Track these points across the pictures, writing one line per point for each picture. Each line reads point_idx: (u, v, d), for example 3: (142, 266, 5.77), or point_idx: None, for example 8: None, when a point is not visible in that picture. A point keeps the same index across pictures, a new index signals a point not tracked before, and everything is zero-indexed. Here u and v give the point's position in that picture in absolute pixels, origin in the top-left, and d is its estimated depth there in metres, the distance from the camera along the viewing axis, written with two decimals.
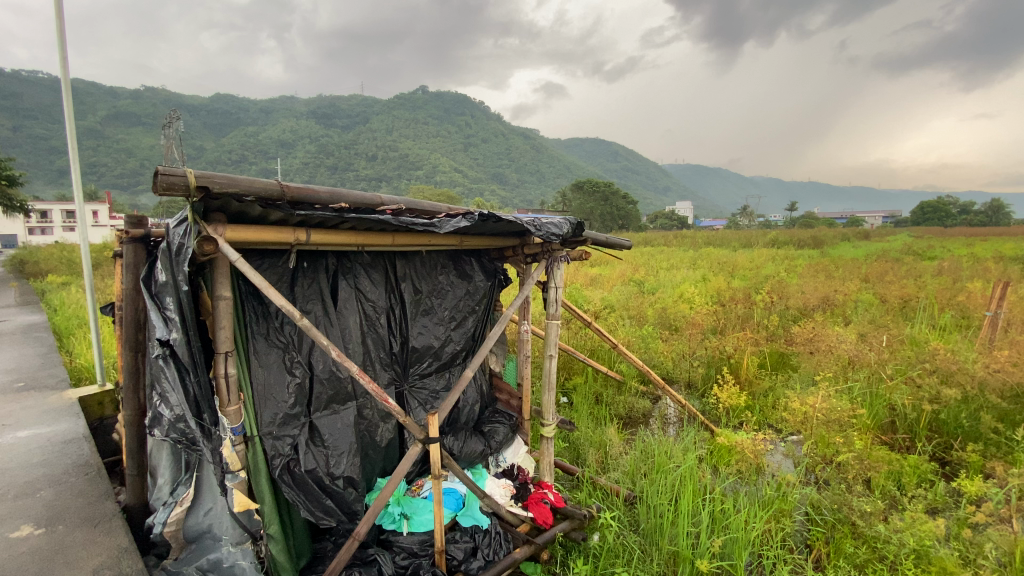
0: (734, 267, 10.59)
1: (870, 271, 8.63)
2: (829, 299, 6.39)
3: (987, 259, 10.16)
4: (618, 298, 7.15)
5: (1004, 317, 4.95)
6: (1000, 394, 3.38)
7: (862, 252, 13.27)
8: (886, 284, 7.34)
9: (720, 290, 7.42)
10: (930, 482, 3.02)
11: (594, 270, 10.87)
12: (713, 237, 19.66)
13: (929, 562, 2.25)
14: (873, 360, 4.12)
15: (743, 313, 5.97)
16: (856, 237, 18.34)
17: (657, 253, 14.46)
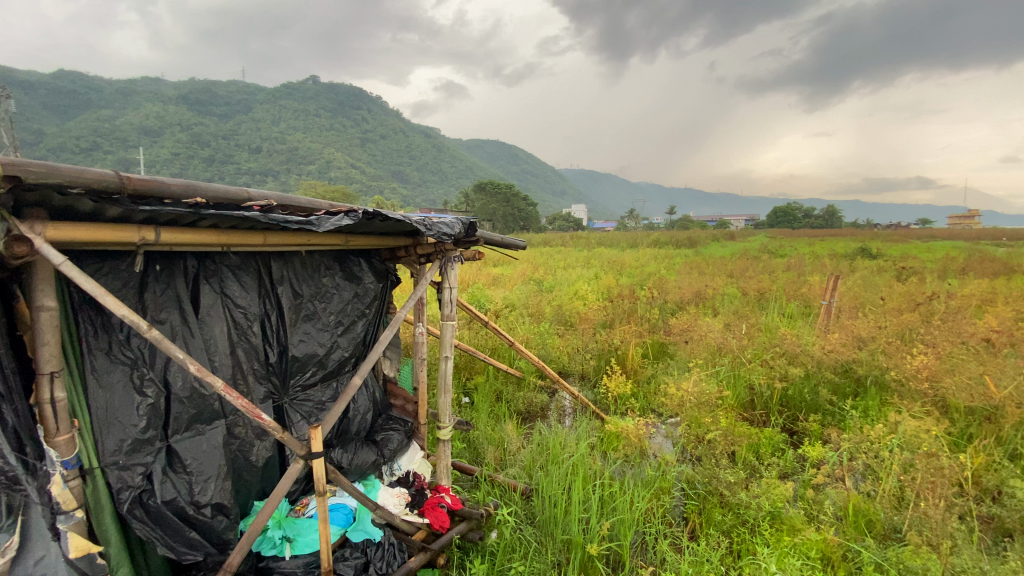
0: (621, 265, 11.35)
1: (735, 267, 9.75)
2: (701, 294, 7.11)
3: (823, 256, 12.03)
4: (519, 296, 7.31)
5: (836, 305, 5.85)
6: (833, 370, 4.01)
7: (728, 251, 14.95)
8: (748, 279, 8.34)
9: (610, 287, 7.89)
10: (781, 450, 3.46)
11: (495, 269, 11.00)
12: (605, 237, 20.90)
13: (780, 520, 2.59)
14: (735, 346, 4.64)
15: (630, 307, 6.40)
16: (723, 237, 20.61)
17: (556, 254, 15.03)
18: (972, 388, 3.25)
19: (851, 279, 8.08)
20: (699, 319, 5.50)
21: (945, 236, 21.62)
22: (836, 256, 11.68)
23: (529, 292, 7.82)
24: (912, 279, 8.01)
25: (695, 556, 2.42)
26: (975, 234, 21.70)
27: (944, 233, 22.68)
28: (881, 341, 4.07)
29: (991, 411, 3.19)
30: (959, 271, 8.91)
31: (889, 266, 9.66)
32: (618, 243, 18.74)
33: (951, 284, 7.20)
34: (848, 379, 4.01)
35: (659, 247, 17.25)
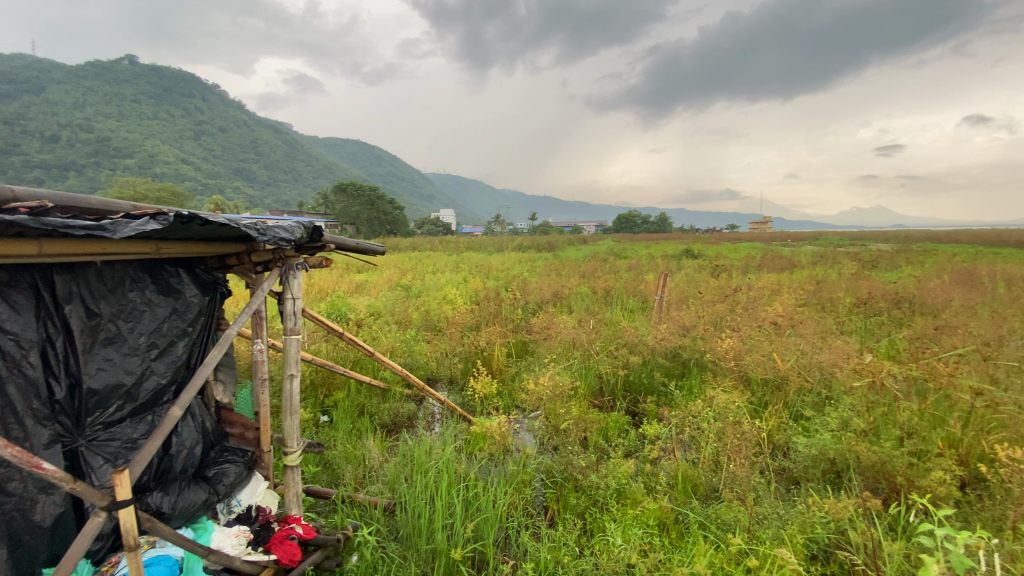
0: (488, 268, 11.60)
1: (587, 268, 10.61)
2: (559, 294, 7.59)
3: (658, 256, 13.69)
4: (384, 302, 7.05)
5: (667, 299, 6.68)
6: (664, 355, 4.59)
7: (582, 253, 16.25)
8: (597, 278, 9.13)
9: (476, 291, 8.02)
10: (626, 432, 3.83)
11: (358, 276, 10.47)
12: (471, 242, 21.18)
13: (625, 495, 2.87)
14: (586, 340, 5.02)
15: (494, 309, 6.57)
16: (576, 241, 22.36)
17: (424, 258, 14.89)
18: (765, 363, 3.96)
19: (679, 275, 9.31)
20: (556, 317, 5.86)
21: (745, 239, 26.10)
22: (669, 257, 13.33)
23: (394, 297, 7.58)
24: (725, 274, 9.48)
25: (553, 542, 2.55)
26: (766, 237, 26.55)
27: (745, 235, 27.40)
28: (700, 328, 4.74)
29: (778, 381, 3.92)
30: (757, 267, 10.79)
31: (708, 264, 11.31)
32: (484, 247, 19.13)
33: (752, 278, 8.68)
34: (676, 363, 4.60)
35: (523, 250, 17.99)
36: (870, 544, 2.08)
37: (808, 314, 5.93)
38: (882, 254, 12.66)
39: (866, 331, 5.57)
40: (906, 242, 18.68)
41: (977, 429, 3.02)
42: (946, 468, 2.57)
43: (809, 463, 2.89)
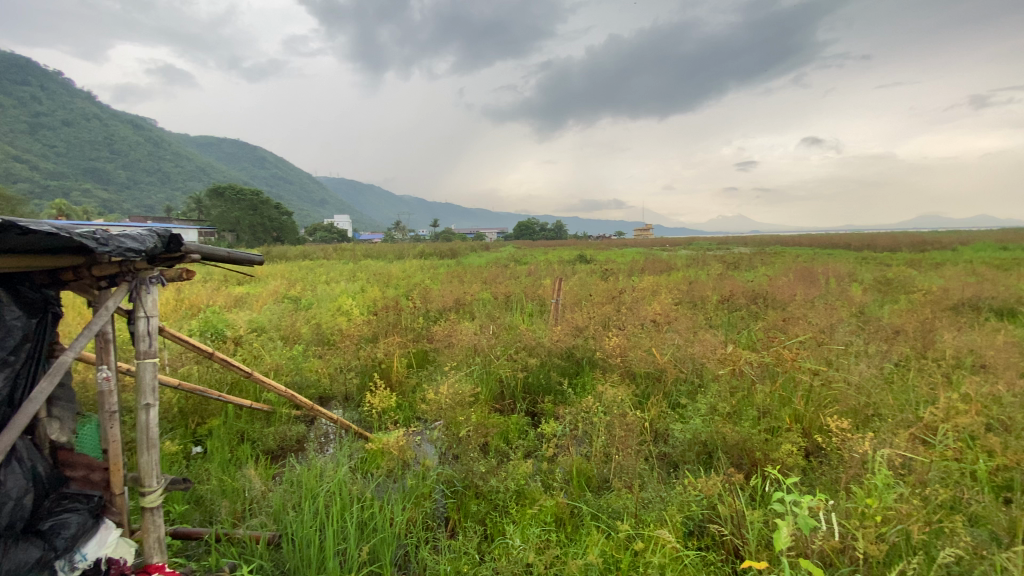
0: (387, 276, 11.21)
1: (488, 275, 10.70)
2: (460, 301, 7.54)
3: (555, 261, 14.26)
4: (269, 316, 6.49)
5: (563, 302, 6.96)
6: (559, 355, 4.77)
7: (483, 260, 16.42)
8: (498, 284, 9.26)
9: (373, 300, 7.71)
10: (525, 433, 3.90)
11: (239, 288, 9.54)
12: (367, 249, 20.34)
13: (524, 496, 2.93)
14: (487, 345, 5.00)
15: (393, 318, 6.34)
16: (478, 248, 22.60)
17: (317, 267, 14.03)
18: (646, 358, 4.28)
19: (575, 279, 9.76)
20: (457, 324, 5.81)
21: (630, 244, 28.22)
22: (564, 262, 13.94)
23: (281, 310, 7.00)
24: (614, 277, 10.12)
25: (454, 552, 2.51)
26: (648, 243, 28.89)
27: (631, 241, 29.59)
28: (592, 328, 5.01)
29: (658, 373, 4.25)
30: (642, 270, 11.68)
31: (599, 268, 12.01)
32: (383, 255, 18.50)
33: (638, 280, 9.37)
34: (571, 362, 4.81)
35: (423, 258, 17.64)
36: (736, 514, 2.34)
37: (685, 312, 6.54)
38: (743, 257, 14.39)
39: (732, 325, 6.27)
40: (759, 247, 21.44)
41: (815, 404, 3.55)
42: (792, 441, 2.98)
43: (685, 447, 3.17)
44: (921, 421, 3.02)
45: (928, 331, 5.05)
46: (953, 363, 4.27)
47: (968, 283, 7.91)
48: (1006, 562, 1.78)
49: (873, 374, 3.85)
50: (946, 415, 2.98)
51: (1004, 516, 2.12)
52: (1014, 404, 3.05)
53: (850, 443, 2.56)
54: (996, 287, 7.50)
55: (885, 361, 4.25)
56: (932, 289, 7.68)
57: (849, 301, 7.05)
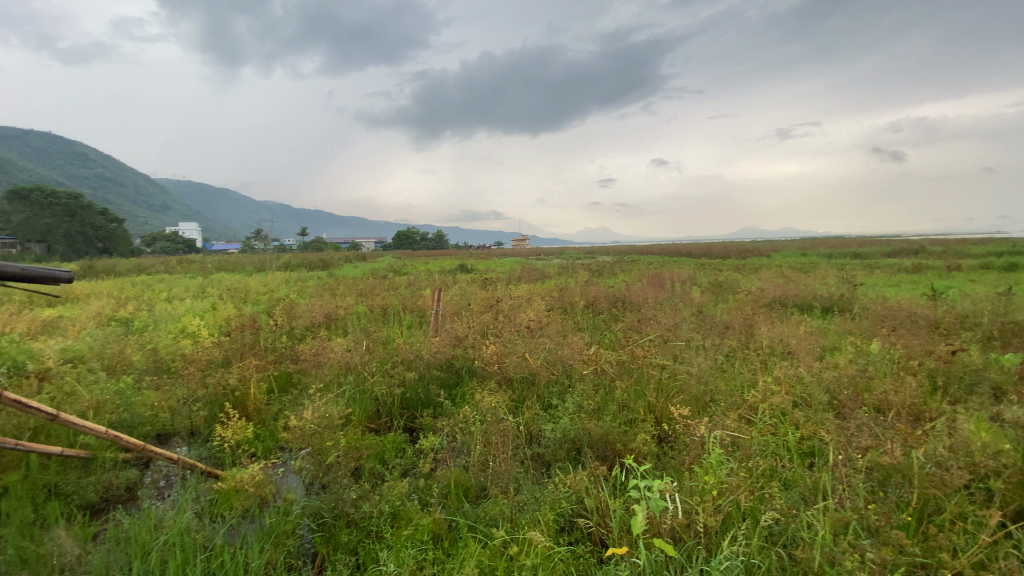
0: (246, 290, 10.13)
1: (362, 287, 10.23)
2: (331, 315, 7.08)
3: (434, 272, 14.12)
4: (89, 342, 5.44)
5: (441, 313, 6.90)
6: (437, 367, 4.72)
7: (358, 271, 15.67)
8: (373, 296, 8.90)
9: (228, 319, 6.89)
10: (402, 451, 3.77)
11: (48, 310, 7.88)
12: (222, 261, 18.24)
13: (399, 516, 2.81)
14: (361, 362, 4.75)
15: (251, 337, 5.72)
16: (353, 259, 21.54)
17: (157, 283, 12.18)
18: (520, 363, 4.41)
19: (453, 289, 9.76)
20: (326, 340, 5.44)
21: (508, 255, 29.06)
22: (442, 272, 13.88)
23: (106, 335, 5.93)
24: (492, 286, 10.34)
25: None
26: (523, 252, 30.10)
27: (506, 251, 30.57)
28: (469, 338, 5.05)
29: (532, 377, 4.41)
30: (518, 278, 12.09)
31: (477, 277, 12.16)
32: (241, 267, 16.74)
33: (514, 288, 9.68)
34: (450, 373, 4.80)
35: (288, 270, 16.29)
36: (600, 506, 2.51)
37: (557, 317, 6.89)
38: (608, 265, 15.67)
39: (599, 327, 6.75)
40: (625, 255, 23.67)
41: (665, 395, 3.98)
42: (647, 431, 3.29)
43: (556, 446, 3.32)
44: (747, 403, 3.53)
45: (750, 325, 5.96)
46: (768, 351, 5.10)
47: (778, 284, 9.54)
48: (806, 517, 2.16)
49: (710, 365, 4.44)
50: (764, 396, 3.55)
51: (805, 478, 2.57)
52: (810, 382, 3.73)
53: (692, 428, 2.90)
54: (797, 286, 9.15)
55: (720, 354, 4.90)
56: (753, 289, 9.11)
57: (692, 301, 8.05)
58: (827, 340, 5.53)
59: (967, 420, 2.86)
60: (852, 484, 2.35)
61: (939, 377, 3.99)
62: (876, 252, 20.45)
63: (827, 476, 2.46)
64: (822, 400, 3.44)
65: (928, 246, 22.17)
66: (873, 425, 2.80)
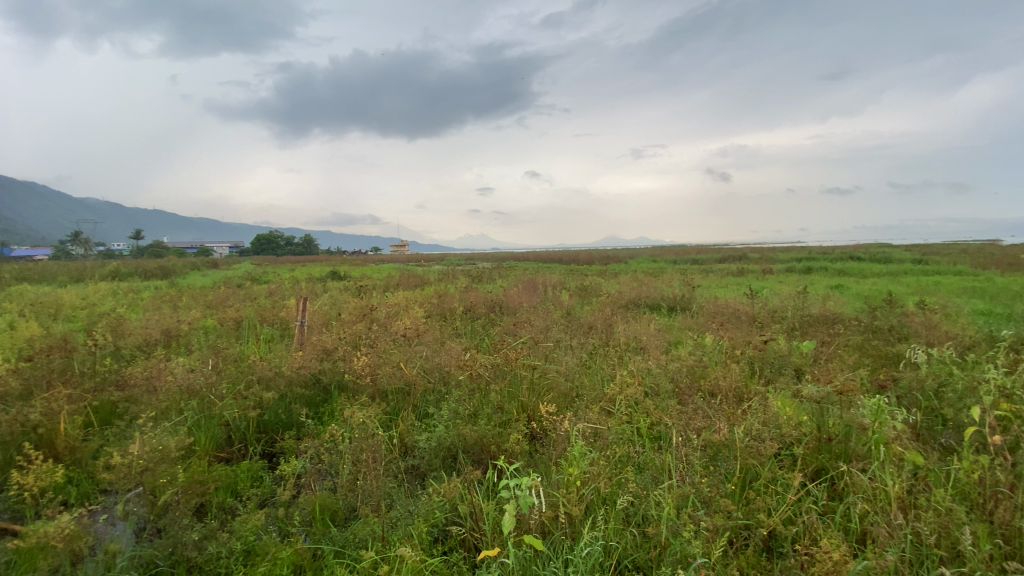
0: (56, 304, 8.42)
1: (212, 297, 9.11)
2: (171, 331, 6.18)
3: (300, 280, 13.12)
4: None
5: (306, 324, 6.42)
6: (301, 384, 4.40)
7: (208, 279, 13.93)
8: (226, 308, 7.98)
9: (28, 340, 5.63)
10: (260, 479, 3.41)
11: None
12: (20, 269, 14.93)
13: (254, 552, 2.53)
14: (208, 384, 4.18)
15: (62, 361, 4.74)
16: (201, 266, 19.14)
17: None
18: (394, 374, 4.24)
19: (321, 298, 9.17)
20: (164, 360, 4.71)
21: (383, 260, 28.16)
22: (310, 279, 12.95)
23: None
24: (366, 293, 9.90)
25: None
26: (398, 259, 29.35)
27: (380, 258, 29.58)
28: (338, 349, 4.77)
29: (407, 387, 4.28)
30: (394, 285, 11.75)
31: (349, 285, 11.57)
32: (50, 276, 13.88)
33: (388, 296, 9.38)
34: (317, 390, 4.48)
35: (115, 280, 13.89)
36: (474, 511, 2.52)
37: (433, 324, 6.83)
38: (485, 271, 15.95)
39: (475, 332, 6.83)
40: (500, 262, 24.36)
41: (536, 394, 4.16)
42: (519, 431, 3.40)
43: (430, 455, 3.26)
44: (608, 397, 3.83)
45: (610, 325, 6.52)
46: (626, 347, 5.62)
47: (634, 287, 10.56)
48: (655, 496, 2.41)
49: (577, 363, 4.75)
50: (621, 389, 3.89)
51: (656, 460, 2.85)
52: (658, 373, 4.18)
53: (559, 424, 3.06)
54: (649, 289, 10.24)
55: (585, 353, 5.26)
56: (613, 292, 9.98)
57: (561, 305, 8.57)
58: (673, 335, 6.25)
59: (776, 398, 3.43)
60: (693, 462, 2.67)
61: (756, 363, 4.75)
62: (712, 258, 23.71)
63: (673, 458, 2.76)
64: (669, 389, 3.87)
65: (749, 253, 26.31)
66: (708, 409, 3.22)
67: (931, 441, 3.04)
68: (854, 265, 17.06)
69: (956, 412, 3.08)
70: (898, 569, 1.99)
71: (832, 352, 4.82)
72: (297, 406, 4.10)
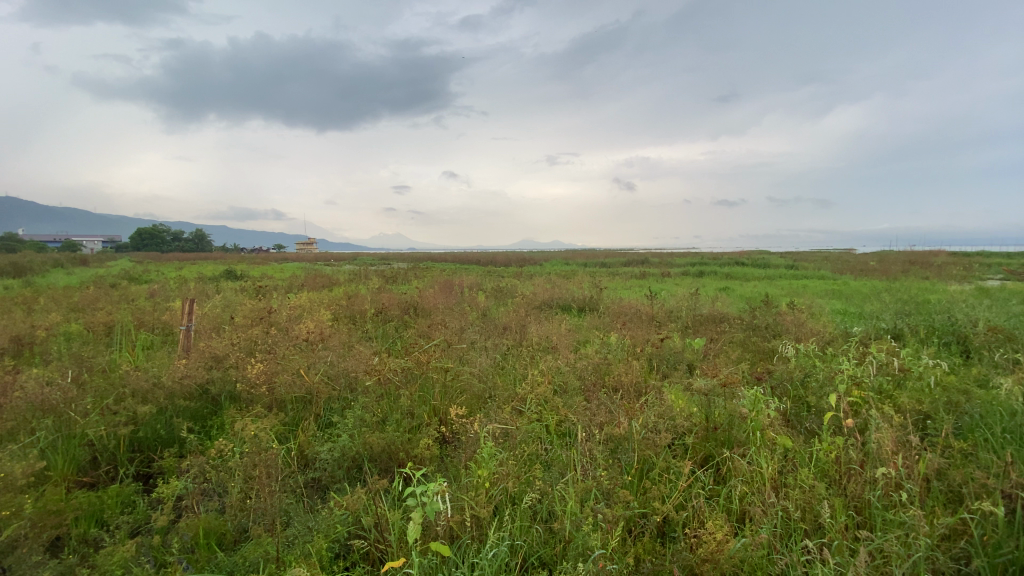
0: None
1: (78, 298, 7.98)
2: (21, 338, 5.30)
3: (188, 279, 11.90)
4: None
5: (194, 329, 5.82)
6: (185, 396, 3.97)
7: (73, 279, 12.18)
8: (94, 311, 7.01)
9: None
10: (132, 505, 3.02)
11: None
12: None
13: None
14: (69, 399, 3.63)
15: None
16: (64, 262, 16.66)
17: None
18: (294, 381, 3.98)
19: (213, 299, 8.38)
20: (11, 373, 4.03)
21: (287, 259, 26.41)
22: (200, 279, 11.78)
23: None
24: (266, 295, 9.21)
25: None
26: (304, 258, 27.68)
27: (284, 258, 27.69)
28: (229, 356, 4.39)
29: (308, 396, 4.03)
30: (298, 286, 11.03)
31: (247, 285, 10.68)
32: None
33: (292, 297, 8.79)
34: (204, 402, 4.07)
35: None
36: (379, 521, 2.43)
37: (341, 327, 6.51)
38: (398, 271, 15.55)
39: (385, 335, 6.61)
40: (415, 262, 23.87)
41: (448, 396, 4.12)
42: (429, 435, 3.34)
43: (333, 466, 3.10)
44: (519, 397, 3.88)
45: (523, 326, 6.64)
46: (538, 347, 5.75)
47: (547, 288, 10.86)
48: (559, 493, 2.48)
49: (489, 364, 4.77)
50: (531, 389, 3.96)
51: (562, 457, 2.94)
52: (567, 372, 4.32)
53: (469, 427, 3.05)
54: (561, 290, 10.58)
55: (498, 354, 5.30)
56: (527, 293, 10.19)
57: (476, 306, 8.58)
58: (582, 335, 6.51)
59: (671, 392, 3.70)
60: (596, 457, 2.79)
61: (654, 359, 5.08)
62: (619, 262, 25.08)
63: (578, 454, 2.87)
64: (577, 387, 4.01)
65: (652, 258, 28.14)
66: (610, 404, 3.39)
67: (798, 425, 3.44)
68: (740, 270, 18.92)
69: (818, 400, 3.52)
70: (770, 544, 2.22)
71: (719, 348, 5.30)
72: (179, 420, 3.69)
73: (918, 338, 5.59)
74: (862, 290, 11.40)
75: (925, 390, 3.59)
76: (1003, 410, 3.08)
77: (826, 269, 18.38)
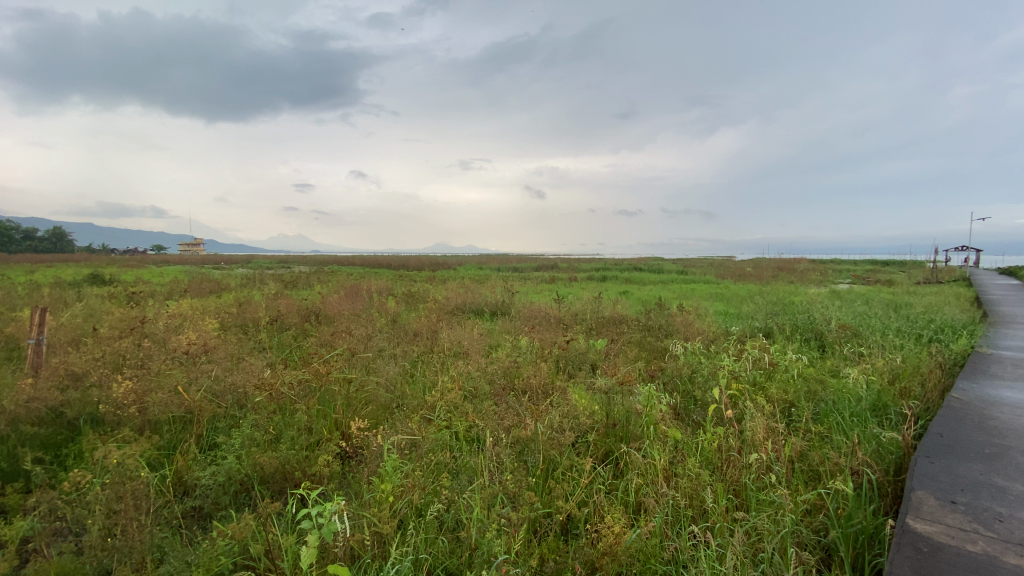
0: None
1: None
2: None
3: (41, 285, 10.24)
4: None
5: (45, 344, 5.01)
6: (30, 422, 3.38)
7: None
8: None
9: None
10: None
11: None
12: None
13: None
14: None
15: None
16: None
17: None
18: (171, 400, 3.56)
19: (72, 308, 7.27)
20: None
21: (168, 262, 23.72)
22: (55, 284, 10.18)
23: None
24: (140, 302, 8.18)
25: None
26: (189, 262, 25.04)
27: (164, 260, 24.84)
28: (91, 374, 3.83)
29: (188, 415, 3.62)
30: (181, 292, 9.93)
31: (116, 291, 9.41)
32: None
33: (173, 305, 7.88)
34: (56, 427, 3.50)
35: None
36: (270, 549, 2.24)
37: (232, 338, 5.97)
38: (298, 275, 14.63)
39: (282, 345, 6.18)
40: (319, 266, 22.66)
41: (351, 408, 3.94)
42: (328, 451, 3.16)
43: (217, 492, 2.82)
44: (426, 405, 3.82)
45: (434, 331, 6.54)
46: (448, 353, 5.70)
47: (459, 293, 10.83)
48: (465, 500, 2.46)
49: (398, 373, 4.63)
50: (440, 395, 3.91)
51: (469, 463, 2.93)
52: (476, 377, 4.33)
53: (372, 439, 2.94)
54: (472, 294, 10.60)
55: (405, 361, 5.18)
56: (438, 298, 10.08)
57: (385, 312, 8.32)
58: (492, 339, 6.56)
59: (575, 392, 3.85)
60: (503, 461, 2.81)
61: (561, 361, 5.27)
62: (529, 267, 25.74)
63: (485, 459, 2.87)
64: (486, 391, 4.03)
65: (559, 263, 29.20)
66: (518, 407, 3.44)
67: (687, 418, 3.73)
68: (639, 275, 20.26)
69: (703, 394, 3.86)
70: (661, 532, 2.39)
71: (619, 348, 5.62)
72: (22, 450, 3.14)
73: (786, 335, 6.35)
74: (740, 292, 12.77)
75: (790, 381, 4.09)
76: (850, 397, 3.60)
77: (711, 274, 20.24)
